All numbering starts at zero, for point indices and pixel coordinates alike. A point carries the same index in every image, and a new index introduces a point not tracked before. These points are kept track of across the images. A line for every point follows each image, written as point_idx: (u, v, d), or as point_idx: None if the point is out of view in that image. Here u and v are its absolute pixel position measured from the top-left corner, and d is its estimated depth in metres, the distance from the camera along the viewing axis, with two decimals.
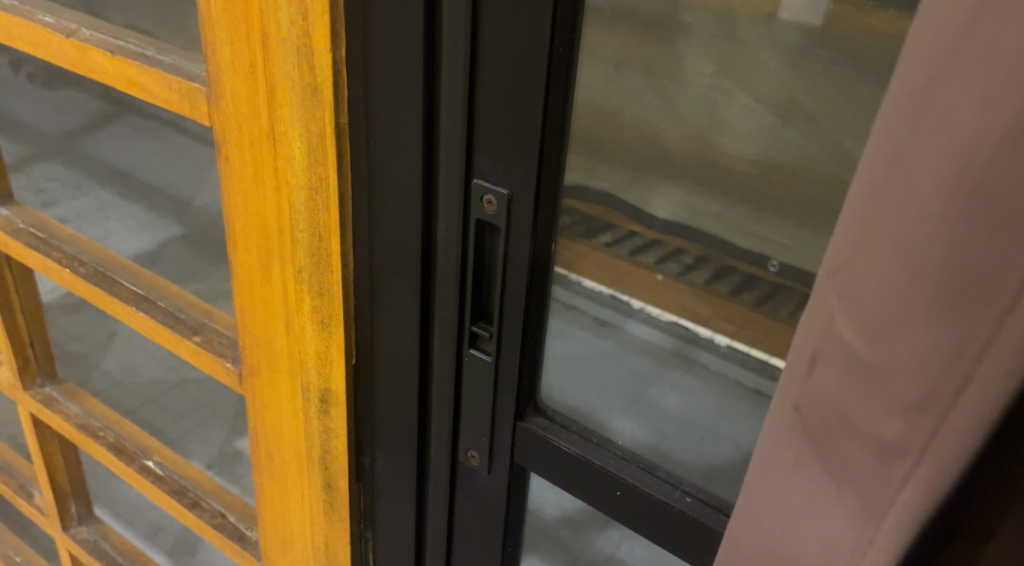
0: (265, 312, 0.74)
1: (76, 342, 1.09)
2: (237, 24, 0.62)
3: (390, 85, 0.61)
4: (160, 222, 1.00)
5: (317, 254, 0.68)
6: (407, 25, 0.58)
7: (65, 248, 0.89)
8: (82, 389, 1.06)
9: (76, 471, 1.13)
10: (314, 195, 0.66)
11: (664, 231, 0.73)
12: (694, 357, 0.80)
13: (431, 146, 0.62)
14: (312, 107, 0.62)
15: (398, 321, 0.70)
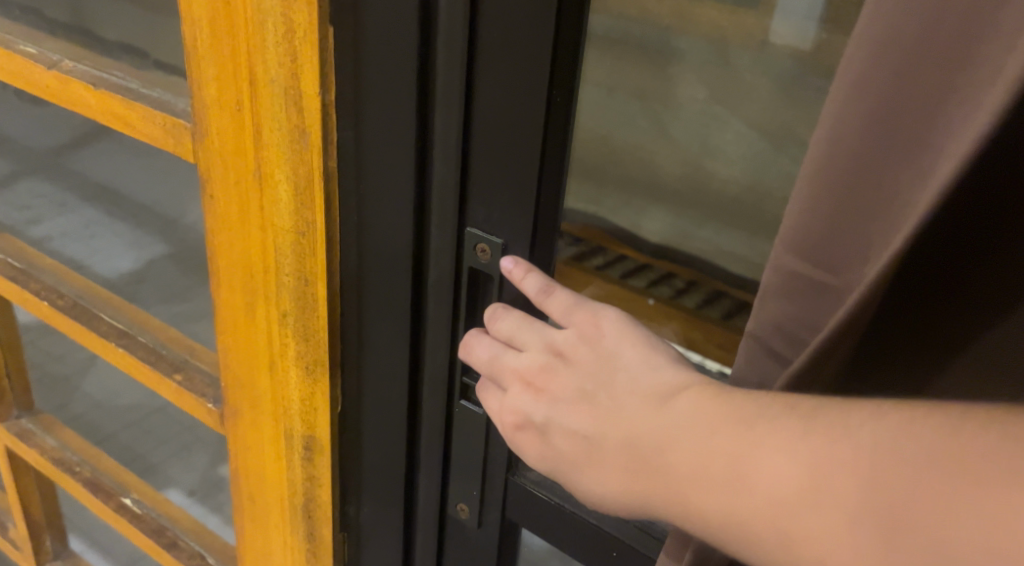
0: (249, 354, 0.72)
1: (58, 363, 1.08)
2: (225, 63, 0.61)
3: (382, 130, 0.60)
4: (147, 240, 0.99)
5: (302, 298, 0.66)
6: (400, 71, 0.57)
7: (44, 278, 0.88)
8: (59, 420, 1.04)
9: (51, 504, 1.11)
10: (300, 239, 0.64)
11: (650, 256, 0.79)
12: None
13: (423, 193, 0.61)
14: (300, 151, 0.61)
15: (385, 369, 0.68)
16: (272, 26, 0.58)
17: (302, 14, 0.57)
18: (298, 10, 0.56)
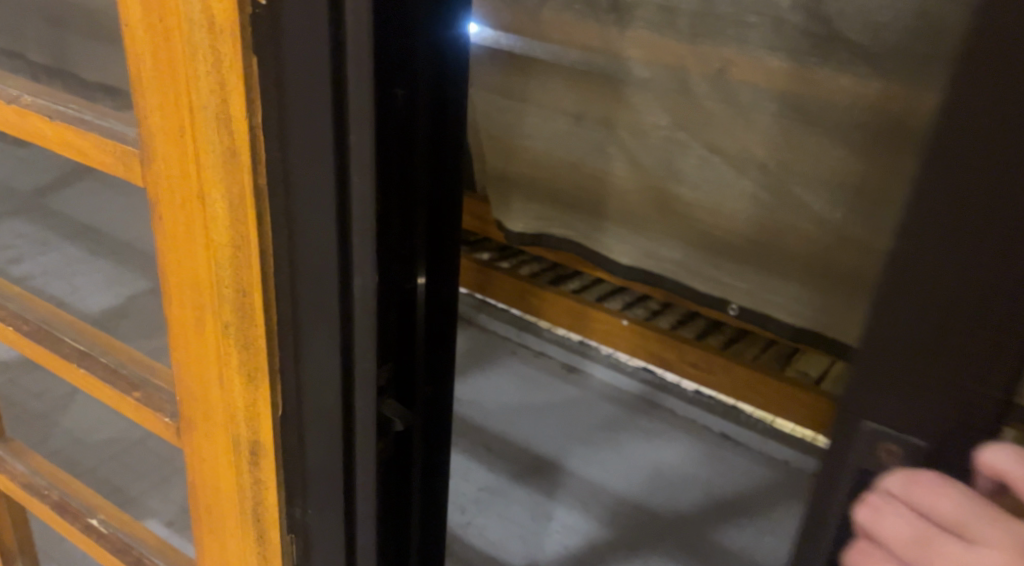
0: (200, 387, 0.58)
1: (36, 400, 1.12)
2: (160, 73, 0.49)
3: (306, 134, 0.47)
4: (126, 277, 0.96)
5: (246, 334, 0.54)
6: (315, 63, 0.45)
7: (8, 305, 0.78)
8: (31, 448, 1.02)
9: (25, 534, 1.10)
10: (238, 261, 0.52)
11: None
12: None
13: (346, 209, 0.49)
14: (230, 175, 0.49)
15: (326, 438, 0.56)
16: (197, 35, 0.46)
17: (226, 32, 0.46)
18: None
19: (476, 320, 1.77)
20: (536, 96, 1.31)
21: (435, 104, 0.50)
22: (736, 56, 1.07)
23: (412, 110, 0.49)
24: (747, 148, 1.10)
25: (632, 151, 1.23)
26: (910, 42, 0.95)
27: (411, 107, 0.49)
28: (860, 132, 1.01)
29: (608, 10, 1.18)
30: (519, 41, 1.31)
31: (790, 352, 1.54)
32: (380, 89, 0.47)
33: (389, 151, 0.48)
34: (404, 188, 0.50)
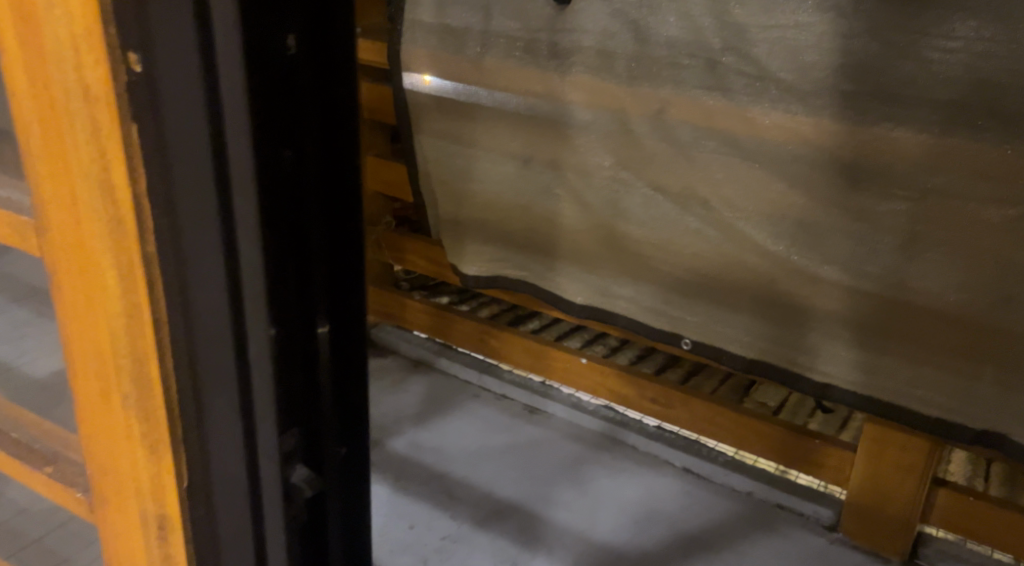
0: (107, 448, 0.59)
1: None
2: (44, 144, 0.52)
3: (189, 189, 0.50)
4: None
5: (140, 391, 0.55)
6: (192, 121, 0.49)
7: None
8: None
9: None
10: (129, 319, 0.54)
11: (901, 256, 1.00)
12: (793, 367, 1.14)
13: (234, 259, 0.51)
14: (117, 237, 0.52)
15: (231, 492, 0.56)
16: (75, 106, 0.50)
17: (101, 100, 0.49)
18: (92, 70, 0.49)
19: (439, 365, 1.73)
20: (484, 141, 1.33)
21: (332, 170, 0.53)
22: (673, 95, 1.10)
23: (300, 173, 0.51)
24: (688, 185, 1.13)
25: (579, 191, 1.25)
26: (837, 80, 0.98)
27: (300, 168, 0.51)
28: (798, 167, 1.03)
29: (549, 57, 1.21)
30: (467, 86, 1.32)
31: (748, 386, 1.56)
32: (266, 148, 0.50)
33: (278, 206, 0.51)
34: (297, 245, 0.53)
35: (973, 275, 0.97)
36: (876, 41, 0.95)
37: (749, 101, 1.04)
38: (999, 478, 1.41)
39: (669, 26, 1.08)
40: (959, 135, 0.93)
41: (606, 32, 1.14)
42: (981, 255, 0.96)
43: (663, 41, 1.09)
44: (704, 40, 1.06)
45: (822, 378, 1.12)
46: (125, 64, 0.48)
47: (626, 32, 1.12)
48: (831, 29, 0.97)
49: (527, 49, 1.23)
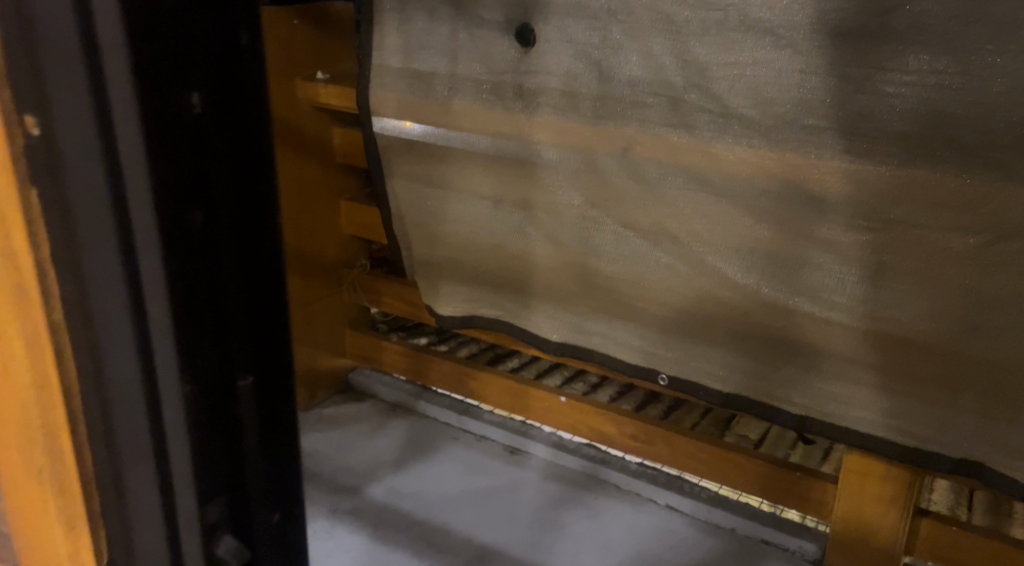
0: (26, 518, 0.60)
1: None
2: None
3: (93, 256, 0.51)
4: None
5: (53, 458, 0.56)
6: (92, 190, 0.50)
7: None
8: None
9: None
10: (37, 387, 0.54)
11: (870, 289, 1.02)
12: (770, 401, 1.15)
13: (143, 323, 0.52)
14: (22, 307, 0.53)
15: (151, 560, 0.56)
16: None
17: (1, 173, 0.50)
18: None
19: (418, 408, 1.72)
20: (454, 181, 1.34)
21: (248, 221, 0.54)
22: (638, 133, 1.12)
23: (213, 233, 0.52)
24: (657, 220, 1.14)
25: (550, 229, 1.26)
26: (796, 113, 0.99)
27: (210, 229, 0.52)
28: (764, 201, 1.05)
29: (514, 98, 1.22)
30: (435, 128, 1.33)
31: (729, 420, 1.57)
32: (172, 209, 0.51)
33: (192, 264, 0.52)
34: (213, 305, 0.54)
35: (941, 306, 0.98)
36: (830, 75, 0.96)
37: (712, 137, 1.06)
38: (982, 506, 1.42)
39: (631, 66, 1.10)
40: (920, 165, 0.94)
41: (570, 73, 1.16)
42: (948, 287, 0.97)
43: (626, 80, 1.11)
44: (666, 78, 1.07)
45: (803, 407, 1.13)
46: (23, 129, 0.49)
47: (589, 72, 1.14)
48: (789, 64, 0.98)
49: (494, 90, 1.24)
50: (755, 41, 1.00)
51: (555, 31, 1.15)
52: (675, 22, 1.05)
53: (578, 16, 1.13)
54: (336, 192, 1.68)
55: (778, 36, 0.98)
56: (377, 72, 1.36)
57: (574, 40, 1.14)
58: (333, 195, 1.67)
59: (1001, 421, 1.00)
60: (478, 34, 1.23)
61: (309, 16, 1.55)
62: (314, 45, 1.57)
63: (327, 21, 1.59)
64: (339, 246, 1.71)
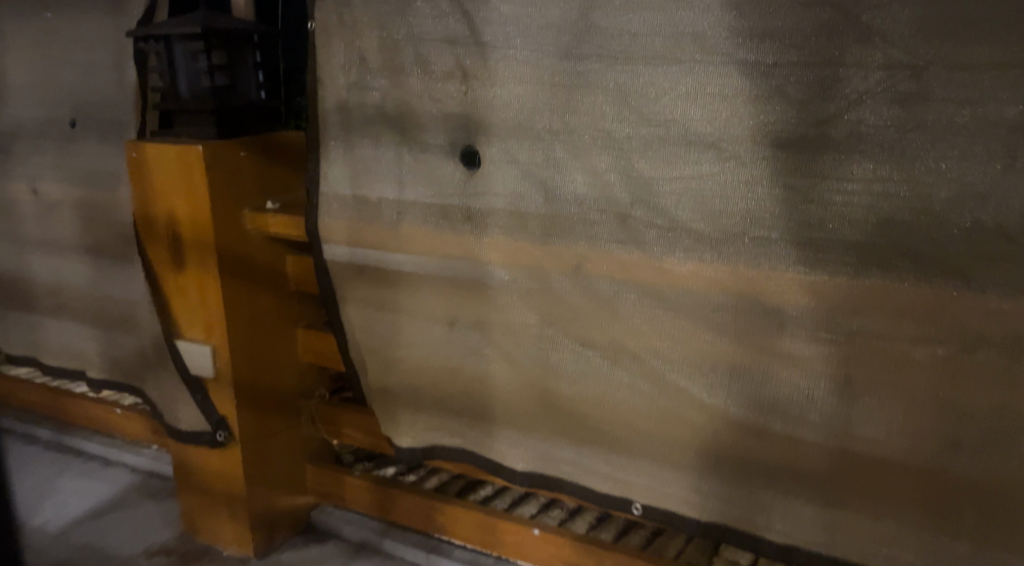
0: None
1: None
2: None
3: None
4: None
5: None
6: None
7: None
8: None
9: None
10: None
11: (838, 405, 1.00)
12: (752, 530, 1.09)
13: None
14: None
15: None
16: None
17: None
18: None
19: (385, 547, 1.62)
20: (410, 306, 1.28)
21: None
22: (589, 250, 1.10)
23: None
24: (614, 339, 1.11)
25: (508, 351, 1.21)
26: (747, 225, 1.00)
27: None
28: (722, 316, 1.03)
29: (463, 220, 1.19)
30: (386, 253, 1.27)
31: (714, 544, 1.50)
32: None
33: None
34: None
35: (916, 416, 0.98)
36: (777, 186, 0.98)
37: (664, 252, 1.05)
38: None
39: (577, 183, 1.10)
40: (874, 275, 0.96)
41: (516, 193, 1.15)
42: (920, 401, 0.97)
43: (572, 198, 1.11)
44: (612, 195, 1.08)
45: (787, 535, 1.07)
46: None
47: (536, 191, 1.13)
48: (733, 176, 1.01)
49: (442, 213, 1.21)
50: (699, 154, 1.02)
51: (500, 152, 1.15)
52: (618, 138, 1.07)
53: (523, 137, 1.13)
54: (291, 322, 1.62)
55: (721, 148, 1.01)
56: (323, 200, 1.29)
57: (518, 160, 1.14)
58: (288, 324, 1.62)
59: (996, 537, 0.98)
60: (422, 158, 1.21)
61: (258, 148, 1.54)
62: (262, 174, 1.55)
63: (276, 152, 1.58)
64: (296, 377, 1.64)
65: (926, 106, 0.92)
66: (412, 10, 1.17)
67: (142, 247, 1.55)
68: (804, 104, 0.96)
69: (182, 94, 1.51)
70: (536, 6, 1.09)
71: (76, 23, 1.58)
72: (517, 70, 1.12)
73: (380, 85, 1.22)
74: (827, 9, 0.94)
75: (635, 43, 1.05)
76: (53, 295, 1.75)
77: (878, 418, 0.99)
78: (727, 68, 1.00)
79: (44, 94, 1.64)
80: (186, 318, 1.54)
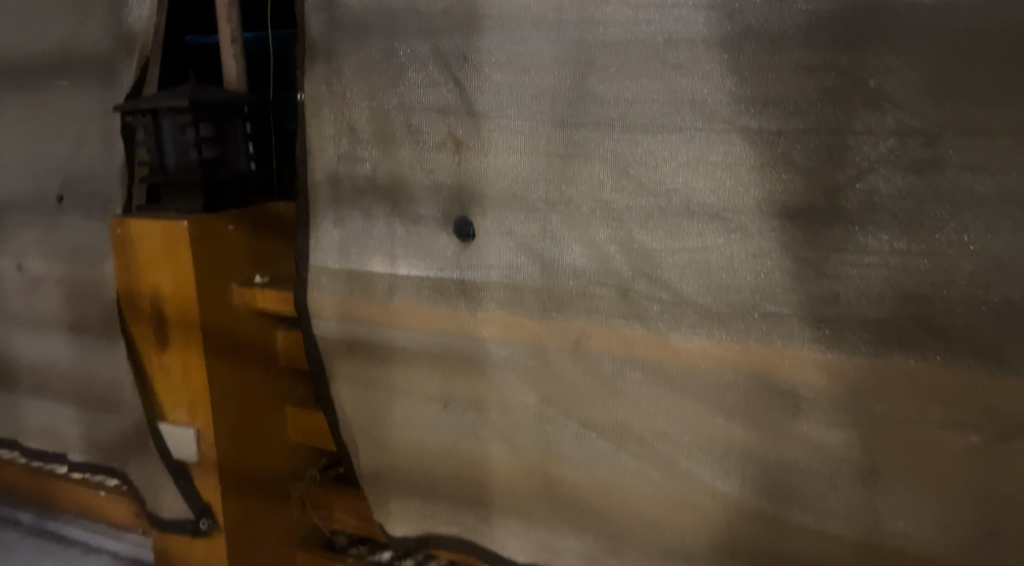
0: None
1: None
2: None
3: None
4: None
5: None
6: None
7: None
8: None
9: None
10: None
11: (868, 496, 0.95)
12: None
13: None
14: None
15: None
16: None
17: None
18: None
19: None
20: (401, 384, 1.21)
21: None
22: (589, 326, 1.05)
23: None
24: (619, 421, 1.05)
25: (506, 433, 1.14)
26: (757, 300, 0.96)
27: None
28: (734, 396, 0.99)
29: (457, 293, 1.14)
30: (378, 327, 1.20)
31: None
32: None
33: None
34: None
35: (945, 505, 0.93)
36: (788, 258, 0.95)
37: (668, 328, 1.01)
38: None
39: (575, 254, 1.06)
40: (898, 357, 0.92)
41: (511, 265, 1.10)
42: (953, 493, 0.92)
43: (569, 271, 1.06)
44: (613, 268, 1.04)
45: None
46: None
47: (532, 264, 1.09)
48: (739, 249, 0.97)
49: (435, 288, 1.15)
50: (703, 225, 0.99)
51: (494, 223, 1.10)
52: (617, 209, 1.03)
53: (518, 208, 1.09)
54: (280, 401, 1.56)
55: (725, 219, 0.98)
56: (312, 273, 1.23)
57: (513, 232, 1.09)
58: (278, 403, 1.55)
59: None
60: (413, 230, 1.16)
61: (246, 220, 1.50)
62: (251, 249, 1.50)
63: (264, 223, 1.53)
64: (285, 456, 1.58)
65: (942, 174, 0.89)
66: (404, 78, 1.13)
67: (124, 325, 1.49)
68: (813, 173, 0.93)
69: (169, 168, 1.46)
70: (529, 74, 1.06)
71: (67, 96, 1.55)
72: (510, 140, 1.08)
73: (369, 156, 1.17)
74: (833, 74, 0.92)
75: (633, 111, 1.02)
76: (35, 375, 1.68)
77: (911, 511, 0.94)
78: (730, 135, 0.97)
79: (31, 168, 1.60)
80: (170, 399, 1.48)
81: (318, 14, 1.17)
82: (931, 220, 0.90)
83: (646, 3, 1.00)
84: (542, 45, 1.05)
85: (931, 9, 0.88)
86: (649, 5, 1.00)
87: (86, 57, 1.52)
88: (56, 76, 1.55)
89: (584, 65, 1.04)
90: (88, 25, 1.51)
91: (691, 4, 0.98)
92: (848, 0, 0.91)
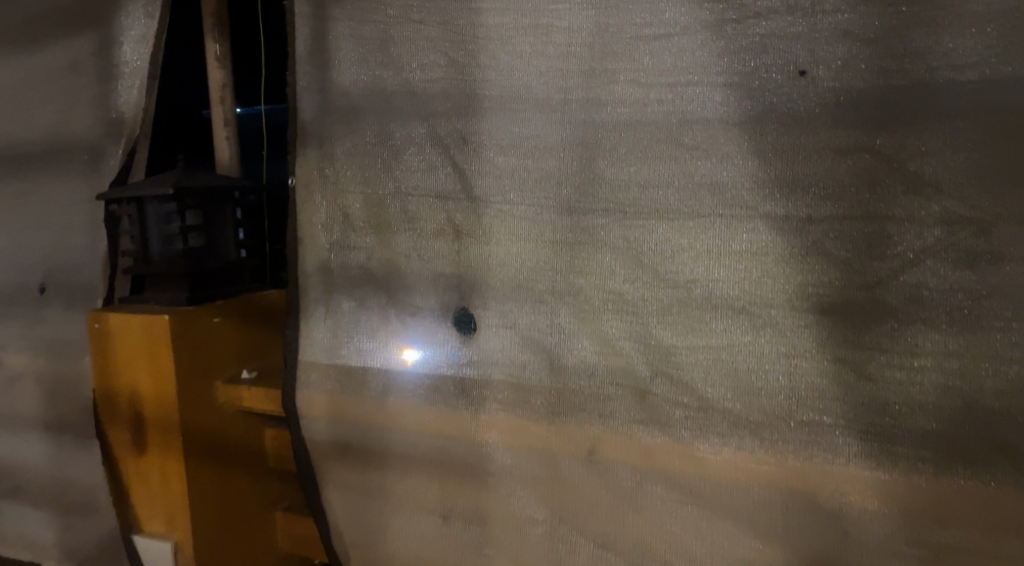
0: None
1: None
2: None
3: None
4: None
5: None
6: None
7: None
8: None
9: None
10: None
11: None
12: None
13: None
14: None
15: None
16: None
17: None
18: None
19: None
20: (399, 493, 1.09)
21: None
22: (604, 432, 0.96)
23: None
24: (640, 540, 0.96)
25: (513, 551, 1.03)
26: (793, 407, 0.89)
27: None
28: (769, 514, 0.90)
29: (457, 393, 1.04)
30: (376, 434, 1.08)
31: None
32: None
33: None
34: None
35: None
36: (828, 358, 0.87)
37: (694, 437, 0.92)
38: None
39: (585, 350, 0.97)
40: (962, 473, 0.84)
41: (517, 362, 1.00)
42: None
43: (581, 370, 0.97)
44: (629, 367, 0.95)
45: None
46: None
47: (539, 361, 0.99)
48: (770, 348, 0.89)
49: (435, 388, 1.05)
50: (727, 321, 0.91)
51: (497, 317, 1.01)
52: (630, 300, 0.95)
53: (522, 299, 1.00)
54: (267, 506, 1.44)
55: (753, 314, 0.90)
56: (302, 369, 1.11)
57: (517, 325, 1.00)
58: (266, 508, 1.44)
59: None
60: (410, 324, 1.06)
61: (232, 311, 1.40)
62: (238, 343, 1.40)
63: (252, 314, 1.44)
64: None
65: (999, 268, 0.83)
66: (399, 162, 1.05)
67: (100, 426, 1.40)
68: (851, 265, 0.86)
69: (153, 257, 1.37)
70: (532, 157, 0.99)
71: (53, 183, 1.47)
72: (512, 228, 1.00)
73: (364, 244, 1.08)
74: (867, 156, 0.86)
75: (645, 196, 0.94)
76: (6, 479, 1.56)
77: None
78: (753, 222, 0.90)
79: (11, 260, 1.51)
80: (146, 508, 1.38)
81: (309, 96, 1.09)
82: (989, 317, 0.83)
83: (656, 81, 0.93)
84: (545, 127, 0.98)
85: (974, 88, 0.83)
86: (660, 83, 0.93)
87: (75, 142, 1.45)
88: (42, 162, 1.48)
89: (591, 147, 0.96)
90: (76, 110, 1.44)
91: (706, 83, 0.91)
92: (880, 79, 0.86)
